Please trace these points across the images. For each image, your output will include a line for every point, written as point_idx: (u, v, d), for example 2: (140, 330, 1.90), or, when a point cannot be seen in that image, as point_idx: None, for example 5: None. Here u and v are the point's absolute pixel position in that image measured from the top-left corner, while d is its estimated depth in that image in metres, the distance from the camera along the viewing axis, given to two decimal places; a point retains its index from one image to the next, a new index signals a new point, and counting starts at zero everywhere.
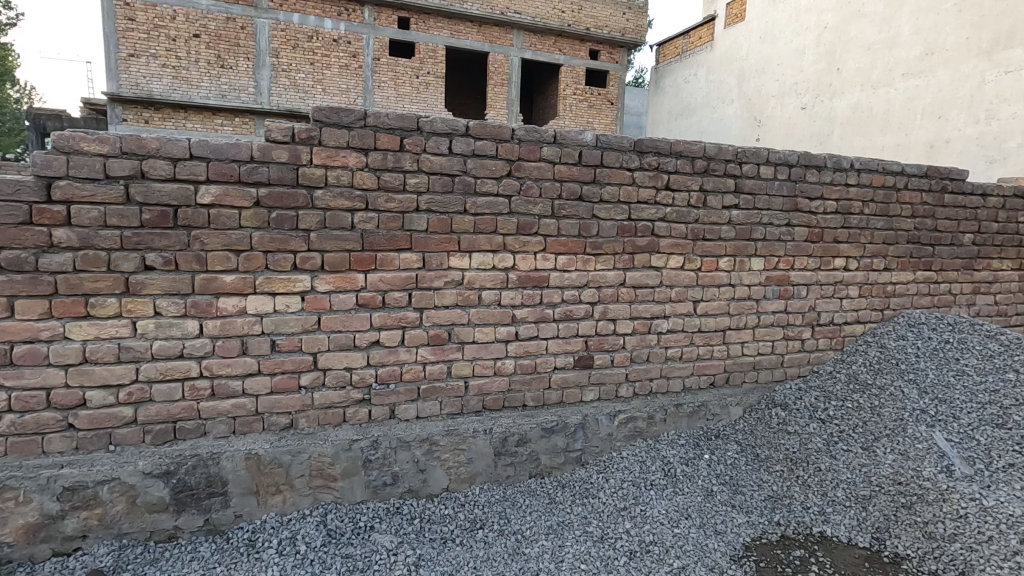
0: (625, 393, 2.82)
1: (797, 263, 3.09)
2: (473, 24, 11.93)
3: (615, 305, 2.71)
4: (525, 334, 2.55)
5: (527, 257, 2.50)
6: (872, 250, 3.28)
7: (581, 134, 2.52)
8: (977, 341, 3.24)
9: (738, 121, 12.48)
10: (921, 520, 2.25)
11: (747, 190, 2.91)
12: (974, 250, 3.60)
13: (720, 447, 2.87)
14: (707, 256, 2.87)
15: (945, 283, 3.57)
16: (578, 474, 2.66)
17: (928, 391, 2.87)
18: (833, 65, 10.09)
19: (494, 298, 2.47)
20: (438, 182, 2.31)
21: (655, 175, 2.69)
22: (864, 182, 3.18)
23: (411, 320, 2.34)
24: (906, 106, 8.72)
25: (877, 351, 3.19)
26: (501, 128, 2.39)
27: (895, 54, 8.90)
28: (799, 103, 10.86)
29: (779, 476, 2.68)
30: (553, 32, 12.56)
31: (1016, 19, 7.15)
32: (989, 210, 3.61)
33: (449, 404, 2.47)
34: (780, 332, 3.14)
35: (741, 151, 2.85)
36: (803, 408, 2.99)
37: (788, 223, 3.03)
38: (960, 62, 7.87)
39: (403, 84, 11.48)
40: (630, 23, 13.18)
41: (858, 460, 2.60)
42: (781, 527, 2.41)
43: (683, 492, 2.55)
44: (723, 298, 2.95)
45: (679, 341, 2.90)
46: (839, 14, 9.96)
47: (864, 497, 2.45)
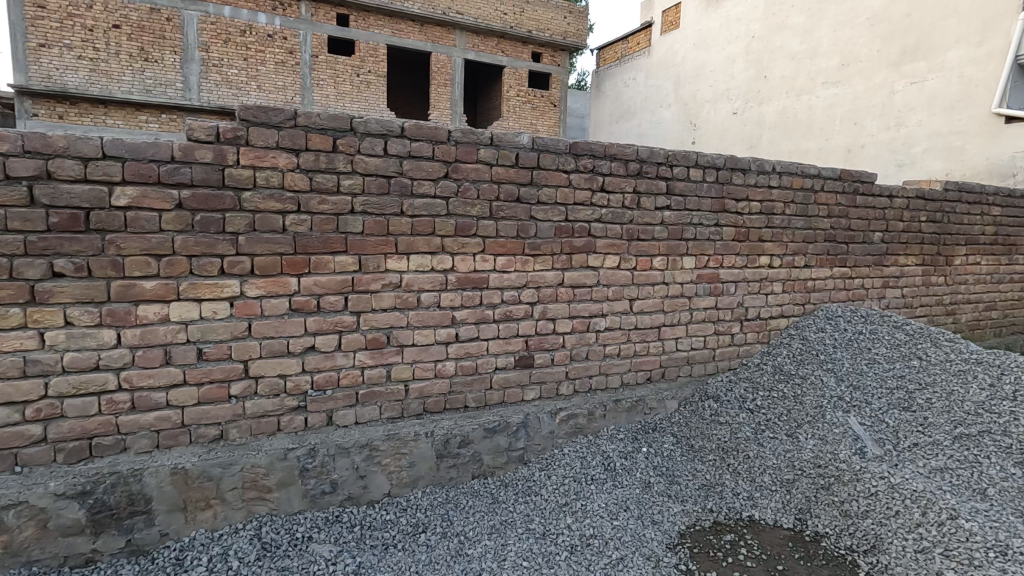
0: (566, 391, 2.87)
1: (724, 262, 3.25)
2: (415, 23, 11.79)
3: (555, 304, 2.76)
4: (466, 335, 2.55)
5: (466, 258, 2.50)
6: (794, 248, 3.49)
7: (518, 137, 2.55)
8: (887, 331, 3.52)
9: (675, 124, 12.91)
10: (839, 499, 2.41)
11: (678, 192, 3.02)
12: (882, 247, 3.90)
13: (658, 439, 2.98)
14: (642, 256, 2.97)
15: (859, 278, 3.83)
16: (521, 472, 2.68)
17: (845, 378, 3.10)
18: (761, 73, 10.63)
19: (433, 300, 2.46)
20: (373, 183, 2.27)
21: (590, 177, 2.75)
22: (785, 184, 3.37)
23: (348, 324, 2.30)
24: (827, 112, 9.33)
25: (800, 342, 3.40)
26: (437, 130, 2.39)
27: (816, 64, 9.49)
28: (731, 108, 11.35)
29: (712, 465, 2.81)
30: (496, 34, 12.60)
31: (920, 34, 7.85)
32: (895, 210, 3.91)
33: (389, 409, 2.44)
34: (711, 327, 3.28)
35: (671, 155, 2.96)
36: (733, 399, 3.14)
37: (717, 223, 3.17)
38: (872, 72, 8.54)
39: (343, 82, 11.22)
40: (571, 27, 13.40)
41: (783, 446, 2.76)
42: (713, 513, 2.53)
43: (622, 484, 2.63)
44: (657, 296, 3.06)
45: (617, 339, 2.98)
46: (766, 25, 10.50)
47: (788, 480, 2.61)
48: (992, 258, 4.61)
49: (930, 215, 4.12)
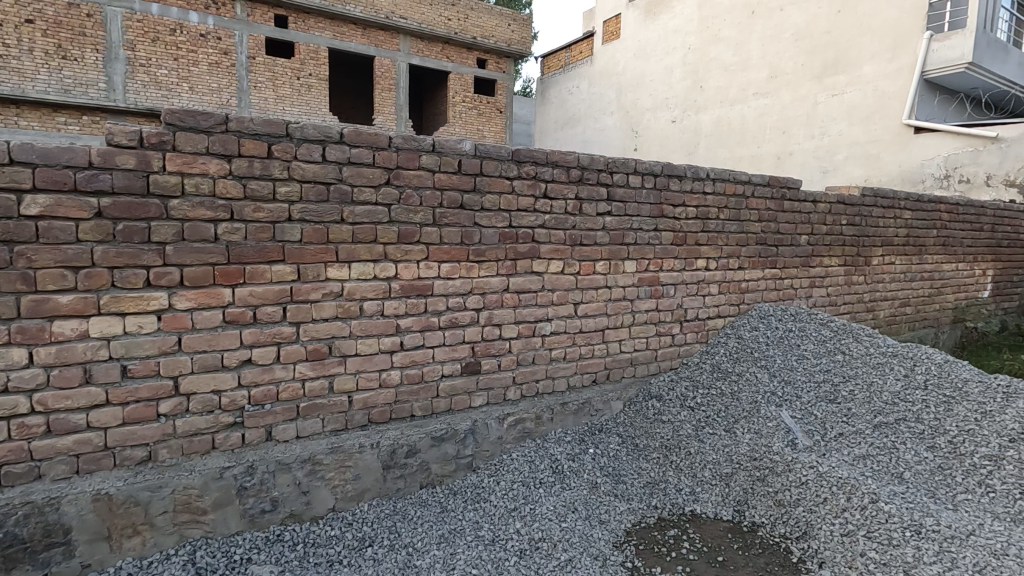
0: (513, 396, 2.88)
1: (664, 264, 3.36)
2: (357, 26, 11.60)
3: (500, 309, 2.77)
4: (411, 344, 2.53)
5: (410, 265, 2.47)
6: (728, 251, 3.65)
7: (460, 143, 2.56)
8: (814, 328, 3.74)
9: (618, 131, 13.24)
10: (773, 490, 2.53)
11: (619, 198, 3.11)
12: (809, 249, 4.14)
13: (604, 440, 3.04)
14: (585, 260, 3.03)
15: (788, 278, 4.05)
16: (469, 479, 2.67)
17: (777, 374, 3.27)
18: (697, 83, 11.07)
19: (376, 309, 2.42)
20: (311, 190, 2.22)
21: (533, 183, 2.79)
22: (718, 190, 3.53)
23: (287, 335, 2.23)
24: (758, 121, 9.83)
25: (735, 341, 3.56)
26: (377, 136, 2.36)
27: (747, 75, 10.00)
28: (669, 116, 11.75)
29: (656, 463, 2.89)
30: (440, 39, 12.57)
31: (839, 50, 8.53)
32: (819, 214, 4.16)
33: (332, 421, 2.37)
34: (652, 329, 3.38)
35: (611, 162, 3.05)
36: (675, 398, 3.24)
37: (656, 228, 3.28)
38: (798, 84, 9.13)
39: (282, 85, 10.89)
40: (516, 35, 13.54)
41: (722, 441, 2.88)
42: (657, 510, 2.60)
43: (569, 486, 2.66)
44: (601, 299, 3.13)
45: (563, 343, 3.02)
46: (701, 38, 10.96)
47: (727, 474, 2.72)
48: (905, 258, 4.98)
49: (850, 218, 4.41)
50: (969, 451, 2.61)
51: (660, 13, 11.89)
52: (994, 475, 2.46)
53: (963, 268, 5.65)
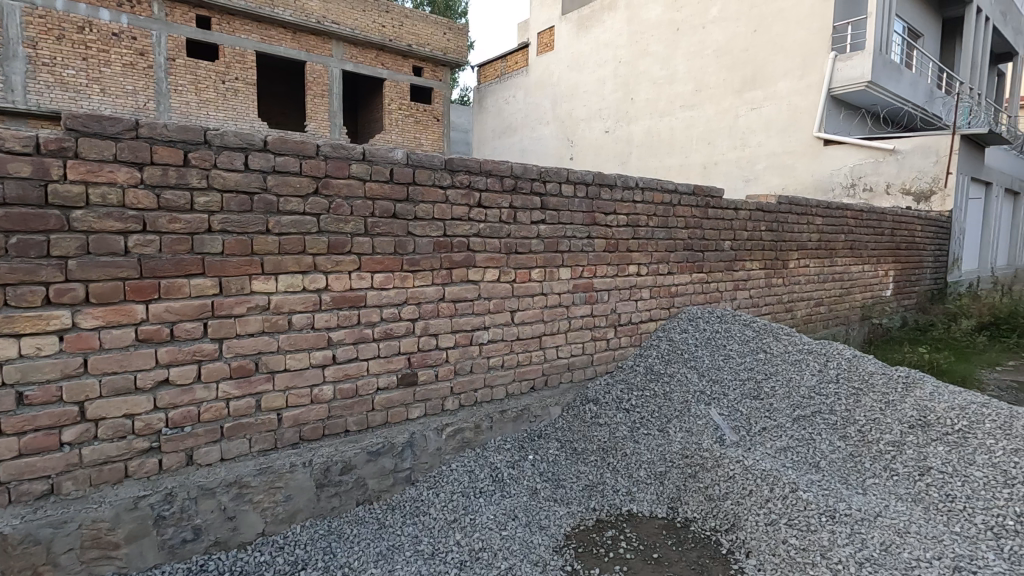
0: (451, 406, 2.86)
1: (598, 271, 3.45)
2: (287, 30, 11.24)
3: (436, 319, 2.75)
4: (343, 357, 2.46)
5: (341, 277, 2.41)
6: (658, 257, 3.80)
7: (392, 152, 2.54)
8: (739, 328, 3.94)
9: (553, 140, 13.48)
10: (703, 485, 2.64)
11: (552, 207, 3.17)
12: (732, 254, 4.37)
13: (543, 446, 3.07)
14: (520, 268, 3.06)
15: (713, 282, 4.26)
16: (408, 493, 2.62)
17: (706, 373, 3.42)
18: (628, 95, 11.47)
19: (306, 322, 2.34)
20: (233, 200, 2.12)
21: (467, 193, 2.79)
22: (647, 199, 3.68)
23: (208, 352, 2.12)
24: (686, 132, 10.30)
25: (667, 343, 3.70)
26: (304, 144, 2.29)
27: (674, 89, 10.47)
28: (603, 126, 12.08)
29: (593, 465, 2.94)
30: (374, 46, 12.40)
31: (756, 67, 9.10)
32: (740, 221, 4.41)
33: (260, 441, 2.27)
34: (588, 334, 3.46)
35: (544, 171, 3.10)
36: (611, 400, 3.33)
37: (589, 236, 3.37)
38: (721, 98, 9.66)
39: (206, 89, 10.38)
40: (451, 44, 13.55)
41: (656, 441, 2.98)
42: (596, 512, 2.64)
43: (510, 494, 2.67)
44: (537, 306, 3.17)
45: (500, 350, 3.03)
46: (630, 51, 11.37)
47: (661, 473, 2.81)
48: (818, 260, 5.35)
49: (768, 224, 4.70)
50: (876, 438, 2.83)
51: (591, 26, 12.23)
52: (897, 459, 2.67)
53: (868, 270, 6.14)
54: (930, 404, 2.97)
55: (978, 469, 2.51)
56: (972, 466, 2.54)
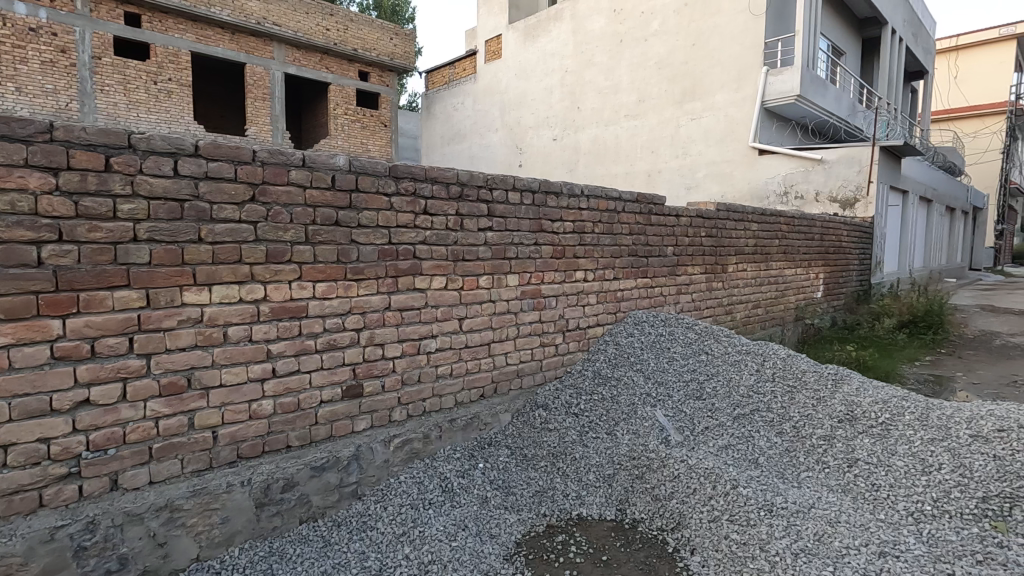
0: (399, 417, 2.80)
1: (545, 277, 3.49)
2: (225, 31, 10.81)
3: (382, 329, 2.70)
4: (284, 370, 2.37)
5: (280, 287, 2.33)
6: (604, 263, 3.89)
7: (333, 158, 2.48)
8: (681, 331, 4.06)
9: (502, 147, 13.54)
10: (650, 486, 2.69)
11: (499, 214, 3.18)
12: (675, 259, 4.52)
13: (493, 454, 3.06)
14: (468, 276, 3.05)
15: (657, 287, 4.38)
16: (355, 508, 2.55)
17: (651, 376, 3.51)
18: (574, 104, 11.68)
19: (243, 334, 2.24)
20: (161, 208, 2.01)
21: (412, 200, 2.76)
22: (592, 206, 3.75)
23: (134, 369, 1.99)
24: (630, 141, 10.59)
25: (614, 348, 3.77)
26: (239, 149, 2.21)
27: (619, 98, 10.75)
28: (550, 134, 12.24)
29: (543, 471, 2.95)
30: (318, 49, 12.11)
31: (695, 79, 9.48)
32: (682, 227, 4.57)
33: (194, 461, 2.15)
34: (536, 340, 3.48)
35: (490, 179, 3.11)
36: (560, 406, 3.36)
37: (536, 243, 3.40)
38: (663, 108, 10.00)
39: (135, 89, 9.84)
40: (398, 49, 13.44)
41: (604, 444, 3.02)
42: (546, 517, 2.64)
43: (459, 504, 2.64)
44: (485, 314, 3.16)
45: (449, 359, 3.00)
46: (576, 61, 11.59)
47: (609, 475, 2.85)
48: (755, 264, 5.60)
49: (708, 231, 4.89)
50: (809, 433, 2.97)
51: (537, 36, 12.40)
52: (828, 453, 2.82)
53: (801, 273, 6.48)
54: (857, 399, 3.16)
55: (899, 458, 2.69)
56: (894, 456, 2.71)
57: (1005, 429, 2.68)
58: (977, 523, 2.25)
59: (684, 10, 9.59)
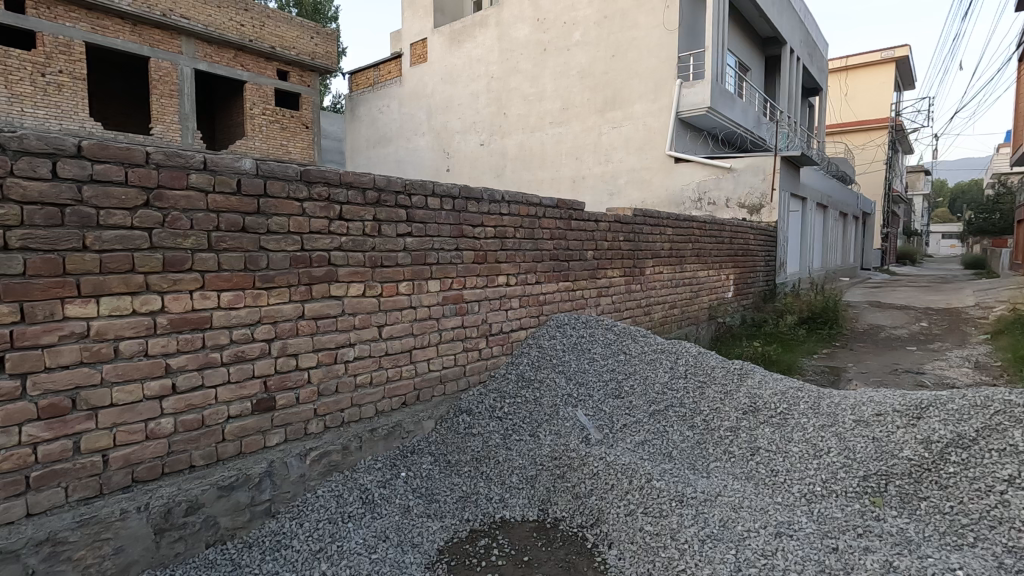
0: (315, 429, 2.71)
1: (467, 283, 3.50)
2: (125, 21, 10.04)
3: (295, 338, 2.60)
4: (186, 386, 2.23)
5: (180, 297, 2.19)
6: (526, 267, 3.97)
7: (239, 161, 2.38)
8: (601, 332, 4.20)
9: (428, 152, 13.40)
10: (571, 484, 2.76)
11: (418, 219, 3.16)
12: (595, 263, 4.68)
13: (416, 461, 3.03)
14: (386, 282, 3.00)
15: (579, 290, 4.52)
16: (268, 527, 2.43)
17: (573, 377, 3.61)
18: (500, 109, 11.77)
19: (137, 348, 2.09)
20: (38, 214, 1.84)
21: (326, 205, 2.69)
22: (514, 212, 3.82)
23: (6, 391, 1.80)
24: (556, 147, 10.83)
25: (537, 350, 3.85)
26: (131, 151, 2.07)
27: (544, 106, 10.96)
28: (477, 139, 12.27)
29: (467, 476, 2.95)
30: (232, 46, 11.52)
31: (616, 89, 9.85)
32: (601, 231, 4.74)
33: (80, 488, 1.97)
34: (459, 345, 3.48)
35: (408, 184, 3.09)
36: (484, 410, 3.37)
37: (457, 248, 3.41)
38: (586, 116, 10.32)
39: (18, 81, 8.91)
40: (319, 49, 13.06)
41: (527, 446, 3.07)
42: (469, 522, 2.64)
43: (380, 515, 2.59)
44: (406, 320, 3.13)
45: (368, 367, 2.94)
46: (500, 68, 11.69)
47: (532, 476, 2.90)
48: (670, 267, 5.88)
49: (626, 235, 5.10)
50: (717, 425, 3.17)
51: (463, 41, 12.39)
52: (733, 443, 3.01)
53: (713, 274, 6.87)
54: (759, 391, 3.42)
55: (795, 445, 2.91)
56: (791, 443, 2.94)
57: (882, 413, 2.98)
58: (859, 500, 2.48)
59: (604, 22, 9.94)
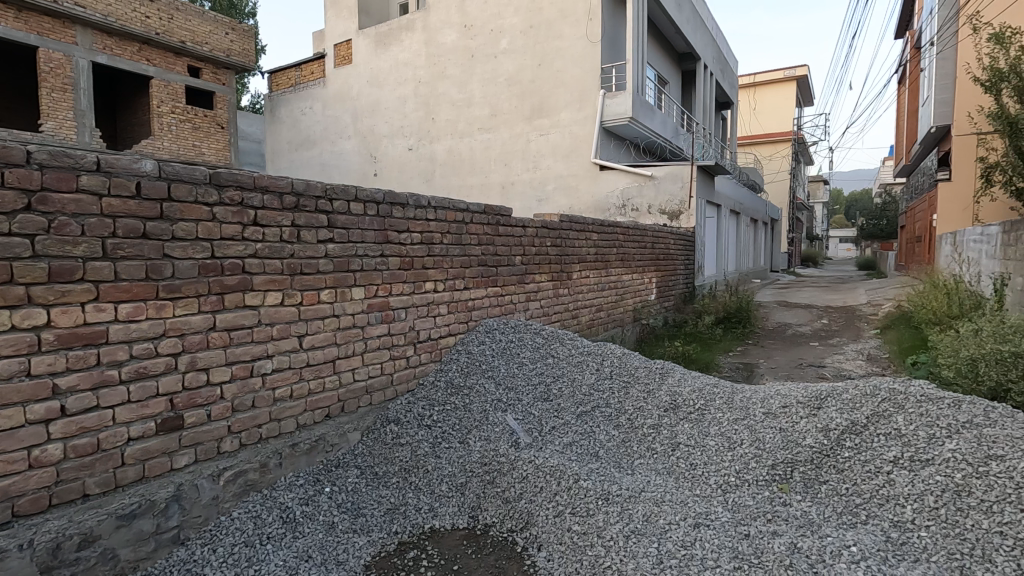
0: (229, 447, 2.55)
1: (393, 289, 3.44)
2: (8, 6, 9.05)
3: (206, 352, 2.44)
4: (78, 407, 2.03)
5: (69, 310, 2.00)
6: (453, 273, 3.95)
7: (139, 163, 2.21)
8: (530, 336, 4.25)
9: (354, 155, 13.04)
10: (501, 489, 2.77)
11: (340, 225, 3.07)
12: (523, 268, 4.74)
13: (341, 475, 2.93)
14: (307, 290, 2.89)
15: (507, 295, 4.55)
16: (176, 556, 2.26)
17: (502, 382, 3.62)
18: (428, 114, 11.67)
19: (17, 368, 1.88)
20: None
21: (239, 211, 2.55)
22: (440, 217, 3.80)
23: None
24: (484, 153, 10.88)
25: (466, 356, 3.83)
26: (9, 150, 1.87)
27: (472, 112, 10.98)
28: (405, 143, 12.07)
29: (395, 488, 2.88)
30: (136, 38, 10.72)
31: (542, 97, 10.04)
32: (529, 237, 4.81)
33: None
34: (386, 353, 3.41)
35: (329, 189, 2.99)
36: (413, 418, 3.32)
37: (382, 254, 3.34)
38: (514, 123, 10.45)
39: None
40: (234, 45, 12.52)
41: (456, 453, 3.05)
42: (398, 535, 2.58)
43: (302, 534, 2.49)
44: (328, 329, 3.02)
45: (288, 380, 2.81)
46: (428, 73, 11.59)
47: (462, 484, 2.87)
48: (596, 271, 6.05)
49: (553, 240, 5.20)
50: (641, 423, 3.29)
51: (389, 44, 12.18)
52: (656, 439, 3.14)
53: (637, 278, 7.14)
54: (678, 389, 3.59)
55: (711, 438, 3.08)
56: (708, 436, 3.10)
57: (787, 405, 3.20)
58: (769, 487, 2.65)
59: (530, 31, 10.12)
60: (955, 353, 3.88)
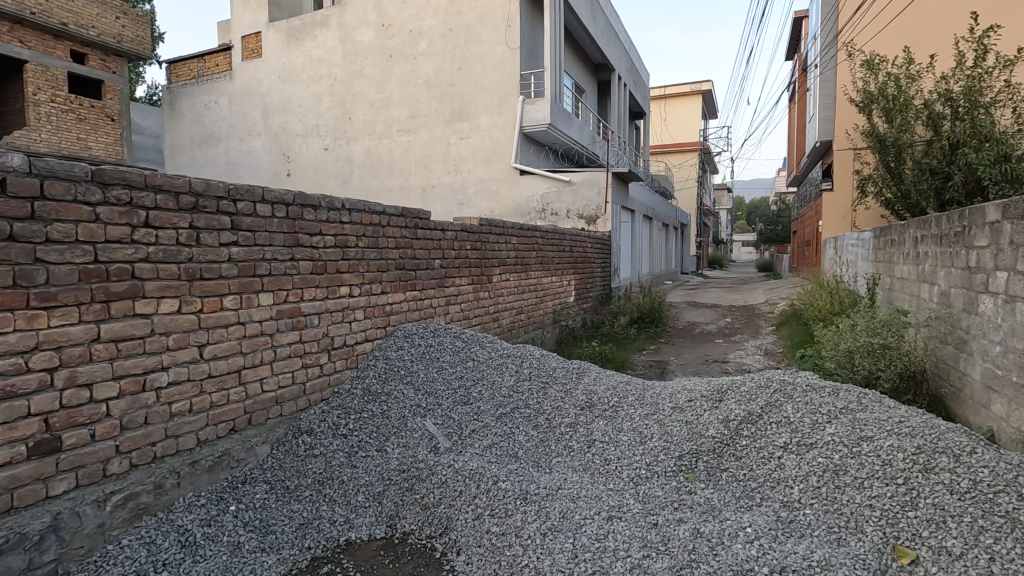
0: (118, 469, 2.33)
1: (305, 295, 3.30)
2: None
3: (88, 366, 2.22)
4: None
5: None
6: (370, 277, 3.86)
7: (3, 157, 1.98)
8: (449, 340, 4.23)
9: (265, 154, 12.38)
10: (420, 495, 2.73)
11: (245, 228, 2.91)
12: (442, 271, 4.71)
13: (248, 492, 2.76)
14: (208, 297, 2.71)
15: (427, 299, 4.51)
16: None
17: (421, 387, 3.57)
18: (344, 114, 11.31)
19: None
20: None
21: (127, 211, 2.35)
22: (355, 220, 3.70)
23: None
24: (404, 154, 10.72)
25: (384, 362, 3.75)
26: None
27: (391, 112, 10.78)
28: (320, 143, 11.62)
29: (308, 501, 2.76)
30: (7, 17, 9.55)
31: (462, 100, 10.05)
32: (448, 240, 4.79)
33: None
34: (298, 361, 3.26)
35: (232, 189, 2.83)
36: (327, 429, 3.20)
37: (292, 258, 3.20)
38: (434, 126, 10.38)
39: None
40: (126, 31, 11.58)
41: (373, 462, 2.98)
42: (310, 550, 2.47)
43: (203, 557, 2.32)
44: (232, 338, 2.85)
45: (187, 393, 2.63)
46: (344, 71, 11.24)
47: (379, 493, 2.80)
48: (516, 274, 6.13)
49: (473, 243, 5.22)
50: (558, 422, 3.37)
51: (302, 39, 11.69)
52: (572, 437, 3.22)
53: (556, 280, 7.32)
54: (593, 388, 3.72)
55: (624, 434, 3.21)
56: (621, 432, 3.23)
57: (692, 399, 3.41)
58: (676, 477, 2.81)
59: (449, 34, 10.10)
60: (836, 346, 4.31)
